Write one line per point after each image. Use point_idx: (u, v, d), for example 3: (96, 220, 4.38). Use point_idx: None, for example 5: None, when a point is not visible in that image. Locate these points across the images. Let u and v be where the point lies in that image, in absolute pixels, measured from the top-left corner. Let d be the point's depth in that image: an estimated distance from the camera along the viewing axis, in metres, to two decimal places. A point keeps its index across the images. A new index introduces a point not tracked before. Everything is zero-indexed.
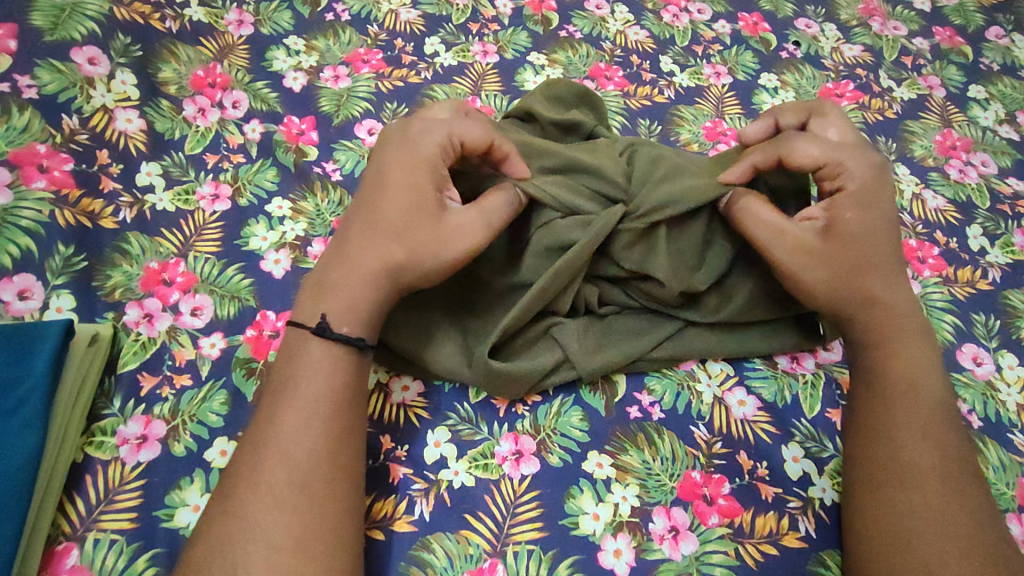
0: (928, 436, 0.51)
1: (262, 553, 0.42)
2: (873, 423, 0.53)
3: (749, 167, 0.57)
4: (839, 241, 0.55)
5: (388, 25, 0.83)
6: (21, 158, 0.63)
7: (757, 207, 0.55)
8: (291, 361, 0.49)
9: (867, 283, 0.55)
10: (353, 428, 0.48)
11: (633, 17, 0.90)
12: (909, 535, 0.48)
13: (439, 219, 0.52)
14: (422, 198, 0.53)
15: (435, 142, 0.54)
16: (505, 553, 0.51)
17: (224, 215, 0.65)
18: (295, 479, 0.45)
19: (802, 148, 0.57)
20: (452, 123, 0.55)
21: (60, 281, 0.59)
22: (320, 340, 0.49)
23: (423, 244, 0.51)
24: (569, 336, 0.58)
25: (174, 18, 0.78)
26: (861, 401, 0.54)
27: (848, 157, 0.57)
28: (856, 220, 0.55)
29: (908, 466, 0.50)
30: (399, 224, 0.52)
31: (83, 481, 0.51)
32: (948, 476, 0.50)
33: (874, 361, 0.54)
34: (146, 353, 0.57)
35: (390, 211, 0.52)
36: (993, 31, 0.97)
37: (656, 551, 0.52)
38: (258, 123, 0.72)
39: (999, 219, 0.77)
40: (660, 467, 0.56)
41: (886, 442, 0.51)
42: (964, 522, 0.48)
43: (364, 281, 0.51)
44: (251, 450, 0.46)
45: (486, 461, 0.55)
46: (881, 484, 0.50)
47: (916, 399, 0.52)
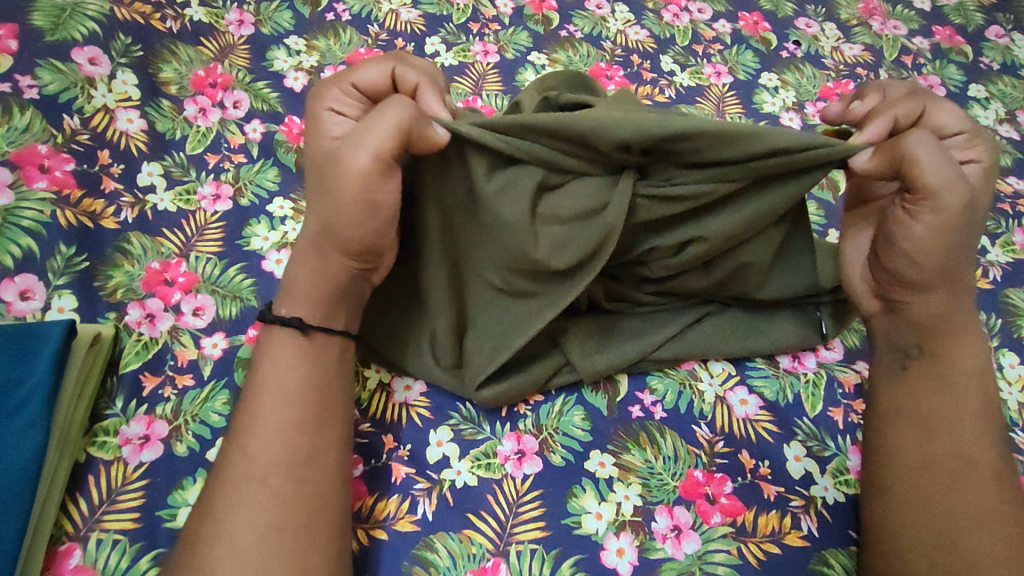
0: (981, 430, 0.50)
1: (228, 551, 0.42)
2: (933, 417, 0.51)
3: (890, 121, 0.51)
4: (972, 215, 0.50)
5: (388, 25, 0.83)
6: (21, 157, 0.63)
7: (927, 153, 0.48)
8: (263, 354, 0.49)
9: (958, 266, 0.51)
10: (328, 419, 0.48)
11: (634, 17, 0.90)
12: (956, 534, 0.48)
13: (332, 168, 0.47)
14: (322, 158, 0.49)
15: (324, 106, 0.51)
16: (507, 553, 0.51)
17: (225, 215, 0.65)
18: (267, 474, 0.45)
19: (940, 116, 0.53)
20: (342, 75, 0.53)
21: (61, 281, 0.59)
22: (288, 331, 0.49)
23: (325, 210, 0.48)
24: (570, 340, 0.58)
25: (174, 18, 0.78)
26: (916, 391, 0.52)
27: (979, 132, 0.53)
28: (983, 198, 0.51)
29: (961, 463, 0.49)
30: (319, 199, 0.49)
31: (85, 482, 0.51)
32: (993, 471, 0.50)
33: (936, 349, 0.52)
34: (147, 353, 0.57)
35: (310, 189, 0.50)
36: (992, 31, 0.97)
37: (658, 551, 0.52)
38: (259, 123, 0.72)
39: (1000, 218, 0.77)
40: (662, 466, 0.56)
41: (943, 438, 0.50)
42: (1011, 521, 0.48)
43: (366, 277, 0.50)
44: (230, 445, 0.46)
45: (488, 460, 0.55)
46: (926, 483, 0.49)
47: (970, 392, 0.51)
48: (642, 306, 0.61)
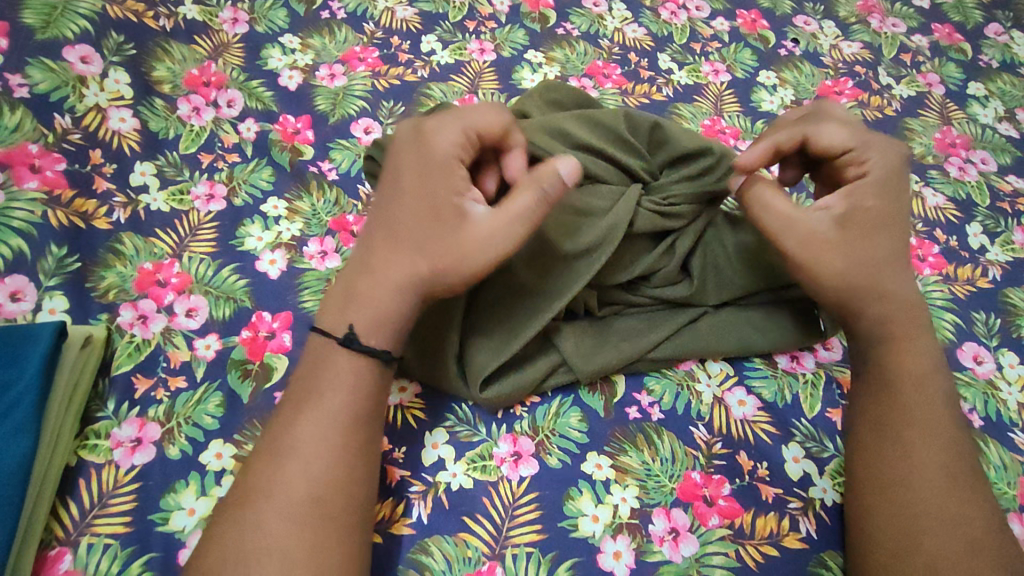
0: (941, 436, 0.51)
1: (273, 562, 0.42)
2: (885, 418, 0.52)
3: (773, 144, 0.56)
4: (852, 233, 0.54)
5: (383, 23, 0.83)
6: (12, 158, 0.62)
7: (768, 197, 0.55)
8: (315, 371, 0.49)
9: (878, 280, 0.54)
10: (373, 435, 0.48)
11: (631, 15, 0.89)
12: (919, 534, 0.47)
13: (458, 229, 0.50)
14: (441, 206, 0.50)
15: (454, 144, 0.51)
16: (503, 556, 0.50)
17: (219, 215, 0.65)
18: (312, 491, 0.44)
19: (828, 133, 0.56)
20: (465, 117, 0.52)
21: (52, 282, 0.58)
22: (348, 352, 0.48)
23: (442, 259, 0.49)
24: (567, 340, 0.58)
25: (168, 16, 0.77)
26: (872, 396, 0.53)
27: (876, 147, 0.55)
28: (875, 209, 0.54)
29: (917, 463, 0.50)
30: (416, 236, 0.50)
31: (76, 486, 0.50)
32: (956, 475, 0.49)
33: (884, 355, 0.54)
34: (140, 355, 0.56)
35: (405, 220, 0.51)
36: (991, 28, 0.96)
37: (656, 553, 0.52)
38: (253, 122, 0.71)
39: (999, 218, 0.76)
40: (660, 468, 0.56)
41: (899, 438, 0.51)
42: (973, 522, 0.48)
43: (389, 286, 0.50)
44: (268, 462, 0.45)
45: (485, 462, 0.54)
46: (889, 487, 0.50)
47: (926, 396, 0.52)
48: (636, 306, 0.61)
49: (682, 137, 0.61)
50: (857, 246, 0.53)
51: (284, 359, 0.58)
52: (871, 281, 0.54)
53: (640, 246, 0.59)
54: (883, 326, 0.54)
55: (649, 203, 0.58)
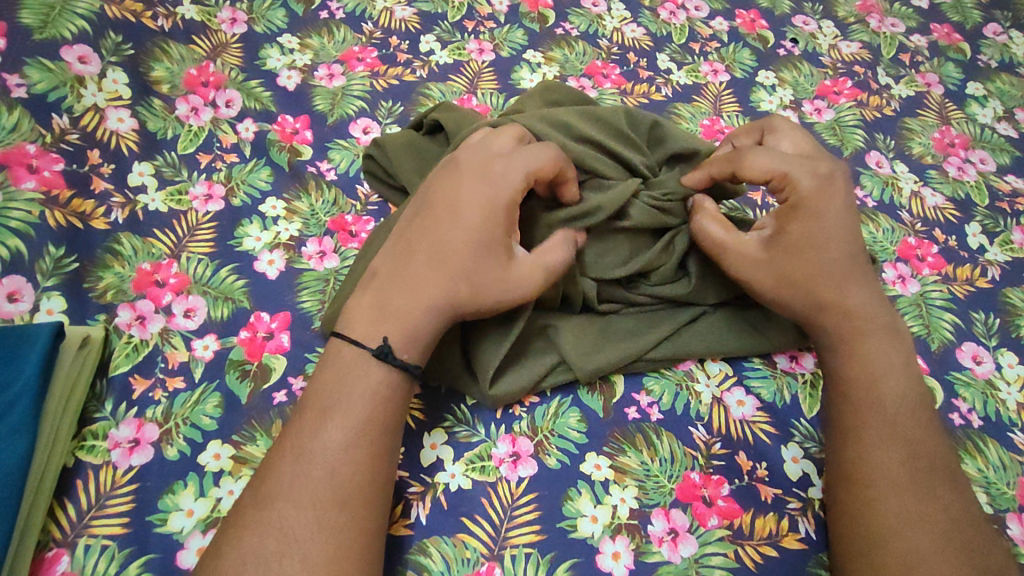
0: (900, 435, 0.51)
1: (295, 564, 0.42)
2: (845, 421, 0.53)
3: (705, 176, 0.58)
4: (786, 252, 0.55)
5: (382, 23, 0.83)
6: (9, 157, 0.62)
7: (704, 225, 0.57)
8: (344, 376, 0.48)
9: (818, 291, 0.55)
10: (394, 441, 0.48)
11: (630, 15, 0.89)
12: (885, 531, 0.47)
13: (503, 262, 0.52)
14: (490, 239, 0.52)
15: (514, 185, 0.53)
16: (502, 557, 0.50)
17: (217, 215, 0.65)
18: (338, 497, 0.44)
19: (753, 163, 0.56)
20: (528, 160, 0.54)
21: (50, 283, 0.58)
22: (382, 364, 0.48)
23: (485, 287, 0.51)
24: (565, 338, 0.58)
25: (166, 16, 0.77)
26: (833, 402, 0.54)
27: (797, 171, 0.55)
28: (805, 231, 0.55)
29: (879, 462, 0.50)
30: (461, 260, 0.51)
31: (74, 487, 0.50)
32: (919, 473, 0.50)
33: (838, 362, 0.55)
34: (138, 355, 0.56)
35: (452, 242, 0.52)
36: (990, 28, 0.96)
37: (655, 553, 0.52)
38: (252, 122, 0.71)
39: (998, 217, 0.76)
40: (659, 468, 0.56)
41: (860, 439, 0.51)
42: (938, 518, 0.48)
43: (425, 297, 0.50)
44: (293, 466, 0.45)
45: (483, 463, 0.54)
46: (856, 486, 0.50)
47: (882, 398, 0.52)
48: (636, 306, 0.61)
49: (681, 136, 0.62)
50: (794, 264, 0.55)
51: (283, 359, 0.58)
52: (811, 290, 0.55)
53: (640, 243, 0.60)
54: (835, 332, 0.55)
55: (649, 198, 0.59)
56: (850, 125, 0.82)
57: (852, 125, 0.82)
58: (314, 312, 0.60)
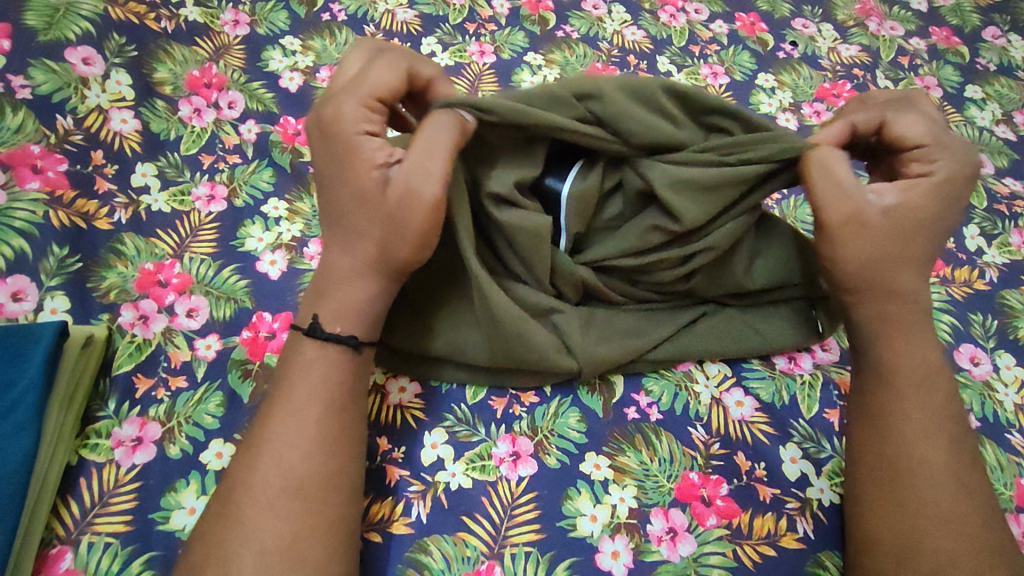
0: (943, 433, 0.51)
1: (253, 556, 0.42)
2: (887, 417, 0.52)
3: (846, 129, 0.57)
4: (898, 224, 0.54)
5: (384, 25, 0.83)
6: (14, 158, 0.63)
7: (833, 164, 0.54)
8: (288, 366, 0.49)
9: (894, 277, 0.54)
10: (353, 425, 0.48)
11: (630, 17, 0.90)
12: (921, 532, 0.48)
13: (383, 199, 0.48)
14: (363, 188, 0.49)
15: (349, 124, 0.49)
16: (502, 555, 0.51)
17: (220, 216, 0.65)
18: (290, 484, 0.44)
19: (905, 123, 0.56)
20: (352, 94, 0.49)
21: (54, 282, 0.58)
22: (313, 340, 0.49)
23: (383, 231, 0.49)
24: (571, 329, 0.57)
25: (169, 17, 0.78)
26: (871, 396, 0.53)
27: (948, 151, 0.55)
28: (923, 209, 0.54)
29: (918, 463, 0.50)
30: (356, 223, 0.49)
31: (78, 485, 0.51)
32: (957, 473, 0.50)
33: (881, 353, 0.54)
34: (141, 355, 0.57)
35: (339, 210, 0.50)
36: (989, 31, 0.97)
37: (654, 553, 0.52)
38: (254, 123, 0.72)
39: (996, 220, 0.77)
40: (658, 468, 0.56)
41: (902, 438, 0.51)
42: (972, 520, 0.48)
43: (344, 276, 0.50)
44: (246, 457, 0.46)
45: (483, 462, 0.54)
46: (892, 486, 0.50)
47: (925, 396, 0.52)
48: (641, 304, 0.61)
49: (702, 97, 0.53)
50: (887, 237, 0.53)
51: None
52: (883, 274, 0.53)
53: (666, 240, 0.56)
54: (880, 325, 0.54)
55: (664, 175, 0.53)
56: None
57: None
58: None
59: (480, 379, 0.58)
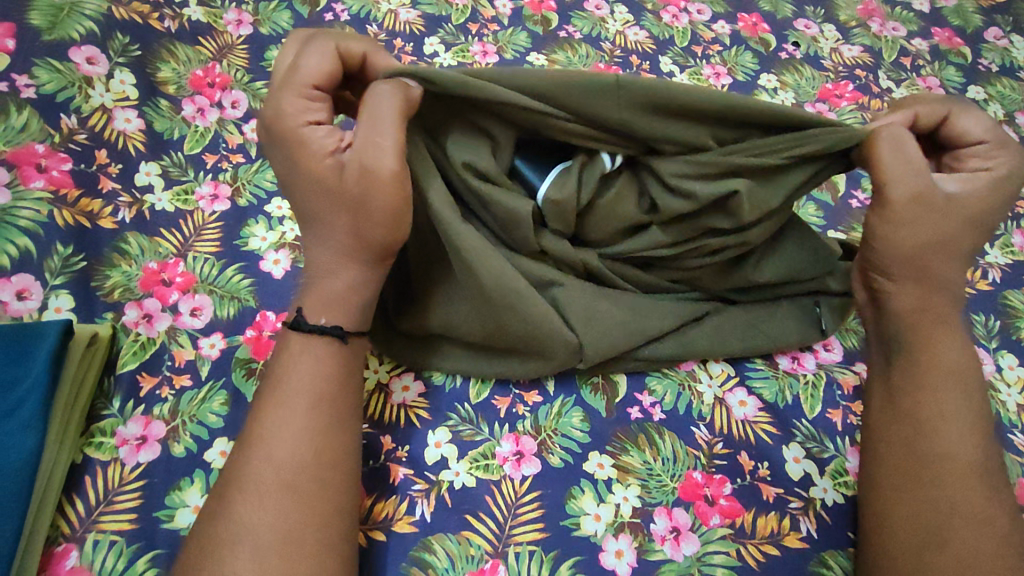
0: (974, 431, 0.51)
1: (248, 551, 0.42)
2: (917, 412, 0.52)
3: (914, 114, 0.54)
4: (955, 212, 0.53)
5: (387, 25, 0.83)
6: (19, 158, 0.63)
7: (907, 141, 0.51)
8: (279, 359, 0.49)
9: (935, 271, 0.53)
10: (346, 420, 0.48)
11: (632, 17, 0.90)
12: (944, 530, 0.48)
13: (343, 184, 0.48)
14: (323, 177, 0.48)
15: (296, 118, 0.48)
16: (506, 554, 0.51)
17: (224, 215, 0.65)
18: (283, 478, 0.44)
19: (964, 121, 0.55)
20: (289, 87, 0.49)
21: (59, 281, 0.58)
22: (298, 333, 0.49)
23: (351, 218, 0.49)
24: (571, 304, 0.56)
25: (173, 17, 0.78)
26: (901, 391, 0.53)
27: (1008, 148, 0.55)
28: (974, 206, 0.53)
29: (946, 461, 0.50)
30: (327, 214, 0.49)
31: (83, 483, 0.51)
32: (984, 472, 0.50)
33: (913, 349, 0.53)
34: (145, 354, 0.57)
35: (307, 204, 0.50)
36: (991, 32, 0.97)
37: (658, 552, 0.52)
38: (258, 123, 0.72)
39: (999, 220, 0.77)
40: (661, 467, 0.56)
41: (934, 435, 0.51)
42: (994, 520, 0.49)
43: (323, 269, 0.51)
44: (240, 451, 0.46)
45: (488, 461, 0.54)
46: (918, 482, 0.50)
47: (958, 395, 0.52)
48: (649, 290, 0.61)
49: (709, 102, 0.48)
50: (943, 224, 0.52)
51: None
52: (923, 267, 0.53)
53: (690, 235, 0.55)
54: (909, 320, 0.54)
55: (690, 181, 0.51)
56: None
57: None
58: None
59: (481, 369, 0.58)
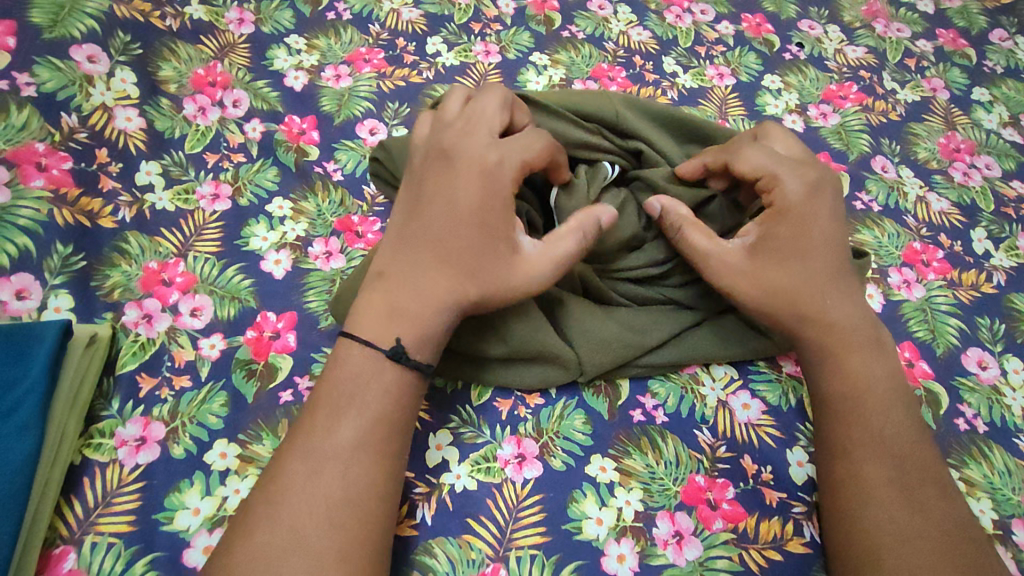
0: (887, 446, 0.51)
1: (304, 561, 0.41)
2: (829, 437, 0.52)
3: (699, 167, 0.60)
4: (769, 257, 0.55)
5: (389, 25, 0.83)
6: (18, 157, 0.63)
7: (688, 227, 0.57)
8: (357, 380, 0.47)
9: (808, 302, 0.54)
10: (399, 434, 0.47)
11: (636, 18, 0.89)
12: (876, 548, 0.47)
13: (510, 258, 0.51)
14: (492, 226, 0.51)
15: (509, 176, 0.52)
16: (507, 558, 0.50)
17: (224, 215, 0.65)
18: (309, 479, 0.44)
19: (747, 154, 0.57)
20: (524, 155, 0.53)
21: (58, 281, 0.58)
22: (396, 365, 0.48)
23: (495, 285, 0.50)
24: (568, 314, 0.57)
25: (174, 16, 0.77)
26: (818, 418, 0.54)
27: (786, 172, 0.56)
28: (787, 236, 0.55)
29: (862, 480, 0.50)
30: (472, 266, 0.50)
31: (81, 485, 0.50)
32: (907, 488, 0.49)
33: (817, 376, 0.55)
34: (145, 354, 0.56)
35: (463, 248, 0.50)
36: (996, 33, 0.96)
37: (660, 556, 0.52)
38: (259, 123, 0.71)
39: (1004, 222, 0.76)
40: (664, 471, 0.56)
41: (847, 456, 0.51)
42: (925, 533, 0.47)
43: (435, 308, 0.49)
44: (301, 465, 0.44)
45: (489, 464, 0.54)
46: (844, 502, 0.50)
47: (866, 411, 0.52)
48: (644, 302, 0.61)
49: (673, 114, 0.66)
50: (780, 271, 0.55)
51: (289, 359, 0.58)
52: (812, 302, 0.54)
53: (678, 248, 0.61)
54: (816, 347, 0.54)
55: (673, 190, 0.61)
56: (855, 130, 0.82)
57: (857, 130, 0.82)
58: (320, 312, 0.60)
59: (484, 381, 0.57)
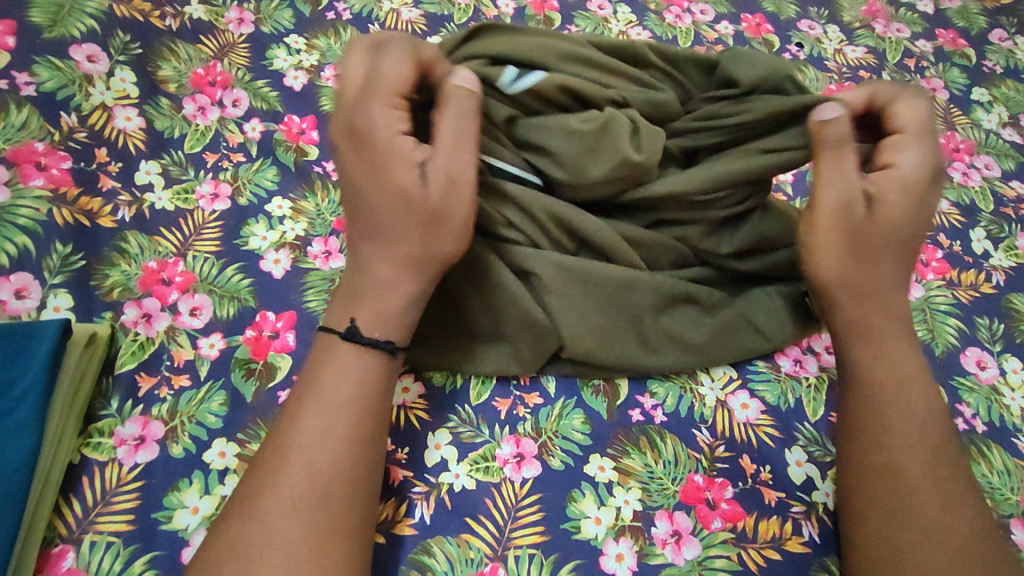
0: (926, 439, 0.50)
1: (280, 555, 0.41)
2: (870, 426, 0.51)
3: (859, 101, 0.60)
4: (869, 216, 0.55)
5: (389, 24, 0.83)
6: (18, 156, 0.63)
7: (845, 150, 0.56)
8: (330, 368, 0.47)
9: (874, 280, 0.55)
10: (380, 433, 0.48)
11: (636, 18, 0.90)
12: (903, 542, 0.47)
13: (425, 197, 0.50)
14: (394, 176, 0.50)
15: (390, 129, 0.51)
16: (506, 557, 0.50)
17: (223, 214, 0.65)
18: (297, 475, 0.44)
19: (904, 111, 0.58)
20: (382, 95, 0.51)
21: (57, 280, 0.58)
22: (350, 345, 0.48)
23: (425, 228, 0.50)
24: None
25: (174, 15, 0.77)
26: (853, 405, 0.53)
27: (928, 147, 0.57)
28: (896, 204, 0.55)
29: (897, 473, 0.49)
30: (398, 226, 0.50)
31: (79, 483, 0.51)
32: (940, 482, 0.49)
33: (859, 362, 0.54)
34: (143, 354, 0.56)
35: (384, 212, 0.50)
36: (996, 34, 0.97)
37: (658, 556, 0.52)
38: (258, 122, 0.71)
39: (1003, 223, 0.77)
40: (662, 471, 0.56)
41: (883, 447, 0.50)
42: (953, 529, 0.47)
43: (386, 284, 0.50)
44: (275, 454, 0.45)
45: (487, 464, 0.54)
46: (880, 493, 0.49)
47: (905, 405, 0.51)
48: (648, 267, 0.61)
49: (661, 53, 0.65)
50: (862, 240, 0.55)
51: (288, 359, 0.58)
52: (864, 283, 0.55)
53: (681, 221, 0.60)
54: (863, 328, 0.54)
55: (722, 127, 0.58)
56: None
57: None
58: (319, 311, 0.60)
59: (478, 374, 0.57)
